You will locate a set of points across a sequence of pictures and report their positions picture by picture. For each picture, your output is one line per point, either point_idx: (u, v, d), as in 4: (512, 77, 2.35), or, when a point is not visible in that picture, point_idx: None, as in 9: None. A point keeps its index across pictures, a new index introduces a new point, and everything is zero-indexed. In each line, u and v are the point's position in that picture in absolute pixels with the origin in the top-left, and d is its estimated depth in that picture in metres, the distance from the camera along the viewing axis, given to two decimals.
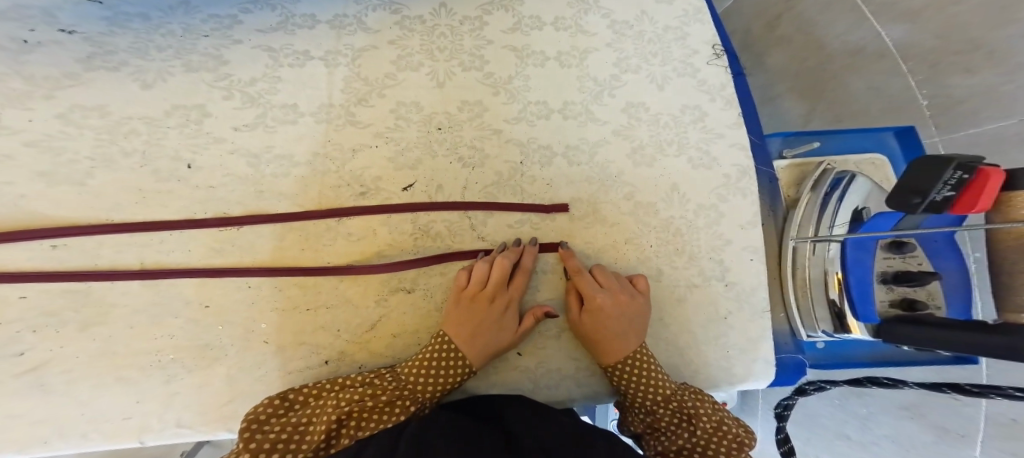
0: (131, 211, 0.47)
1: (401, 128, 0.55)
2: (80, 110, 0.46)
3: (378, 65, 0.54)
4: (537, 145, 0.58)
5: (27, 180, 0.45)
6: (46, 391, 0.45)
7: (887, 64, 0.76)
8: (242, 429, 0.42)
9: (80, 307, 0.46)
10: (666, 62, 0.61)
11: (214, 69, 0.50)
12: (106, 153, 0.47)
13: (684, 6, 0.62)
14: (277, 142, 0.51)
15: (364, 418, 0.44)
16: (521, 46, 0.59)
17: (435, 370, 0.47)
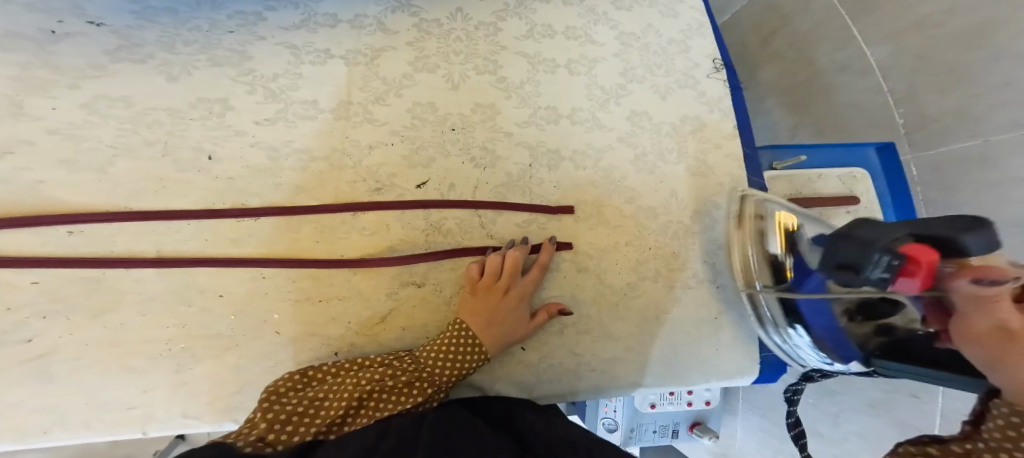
0: (148, 199, 0.47)
1: (416, 127, 0.56)
2: (105, 100, 0.47)
3: (396, 65, 0.56)
4: (546, 149, 0.60)
5: (47, 166, 0.45)
6: (54, 379, 0.44)
7: (870, 82, 0.80)
8: (262, 399, 0.43)
9: (91, 294, 0.45)
10: (670, 73, 0.64)
11: (238, 65, 0.51)
12: (126, 142, 0.47)
13: (688, 22, 0.65)
14: (297, 137, 0.52)
15: (382, 398, 0.45)
16: (533, 53, 0.61)
17: (454, 355, 0.49)
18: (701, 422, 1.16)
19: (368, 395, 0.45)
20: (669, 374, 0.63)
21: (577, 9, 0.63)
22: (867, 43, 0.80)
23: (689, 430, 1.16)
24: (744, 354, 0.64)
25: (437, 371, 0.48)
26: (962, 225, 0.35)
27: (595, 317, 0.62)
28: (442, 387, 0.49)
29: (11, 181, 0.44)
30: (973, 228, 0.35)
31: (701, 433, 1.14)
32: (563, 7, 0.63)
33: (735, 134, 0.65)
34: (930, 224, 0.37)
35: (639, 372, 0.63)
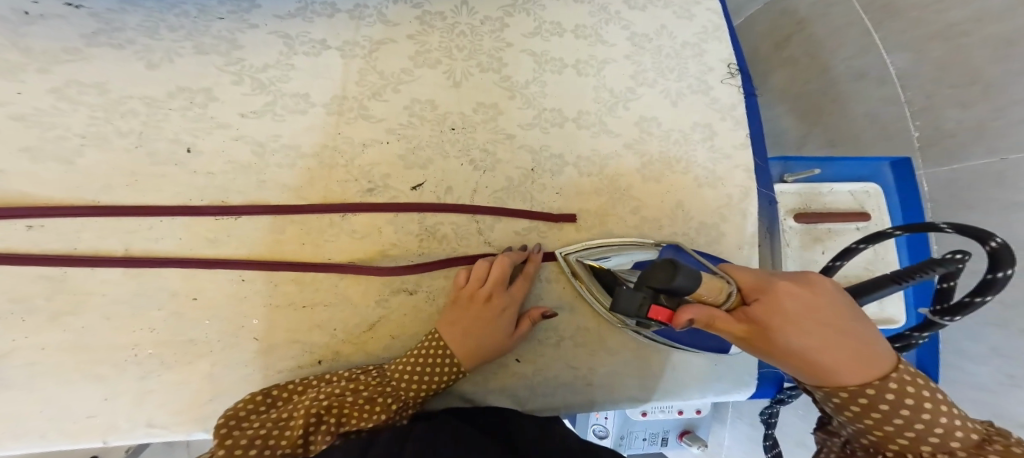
0: (120, 193, 0.44)
1: (414, 125, 0.53)
2: (76, 86, 0.43)
3: (395, 59, 0.53)
4: (549, 153, 0.57)
5: (7, 154, 0.41)
6: (11, 383, 0.41)
7: (889, 91, 0.77)
8: (218, 426, 0.41)
9: (54, 294, 0.42)
10: (683, 78, 0.61)
11: (225, 53, 0.47)
12: (99, 131, 0.44)
13: (704, 24, 0.62)
14: (286, 131, 0.48)
15: (344, 414, 0.42)
16: (540, 52, 0.58)
17: (425, 365, 0.46)
18: (690, 431, 1.17)
19: (328, 411, 0.42)
20: (664, 389, 0.61)
21: (588, 7, 0.60)
22: (889, 51, 0.77)
23: (678, 438, 1.17)
24: (742, 369, 0.64)
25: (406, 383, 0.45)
26: (671, 271, 0.33)
27: (593, 330, 0.59)
28: (412, 401, 0.45)
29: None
30: (682, 272, 0.33)
31: (690, 441, 1.15)
32: (574, 4, 0.60)
33: (749, 144, 0.62)
34: (648, 276, 0.35)
35: (634, 386, 0.61)
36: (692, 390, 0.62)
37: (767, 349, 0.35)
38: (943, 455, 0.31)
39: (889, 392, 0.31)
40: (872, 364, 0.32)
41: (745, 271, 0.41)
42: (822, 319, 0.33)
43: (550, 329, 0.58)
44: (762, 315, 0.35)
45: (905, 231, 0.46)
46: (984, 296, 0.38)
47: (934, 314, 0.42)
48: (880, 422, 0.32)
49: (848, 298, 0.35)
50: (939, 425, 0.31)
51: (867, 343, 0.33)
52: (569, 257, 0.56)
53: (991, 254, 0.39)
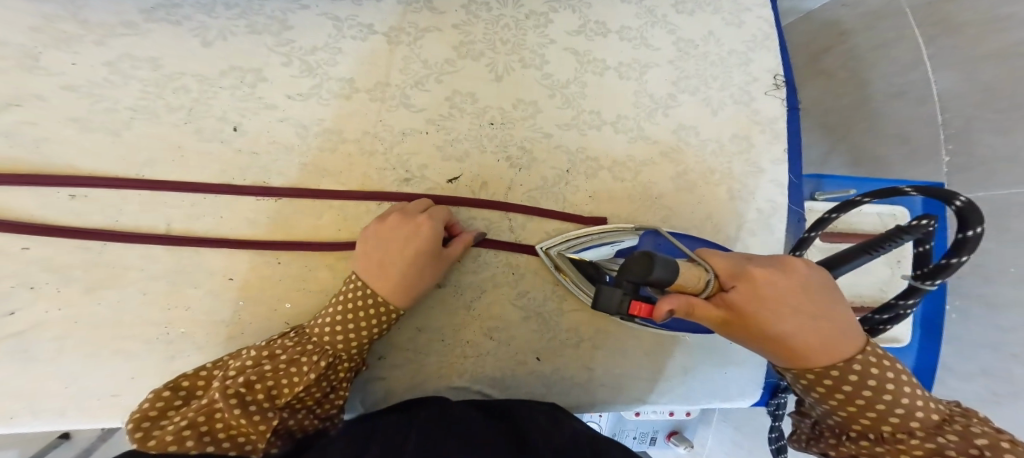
0: (164, 169, 0.43)
1: (454, 117, 0.53)
2: (131, 61, 0.43)
3: (440, 49, 0.53)
4: (585, 156, 0.57)
5: (56, 123, 0.41)
6: (49, 354, 0.41)
7: (927, 111, 0.76)
8: (131, 429, 0.36)
9: (91, 267, 0.42)
10: (727, 87, 0.60)
11: (277, 34, 0.47)
12: (149, 106, 0.43)
13: (753, 32, 0.61)
14: (330, 116, 0.48)
15: (272, 385, 0.40)
16: (583, 51, 0.57)
17: (350, 320, 0.42)
18: (678, 432, 1.21)
19: (250, 385, 0.39)
20: (679, 393, 0.62)
21: (634, 8, 0.58)
22: (935, 69, 0.75)
23: (666, 438, 1.20)
24: (752, 381, 0.64)
25: (331, 339, 0.42)
26: (647, 264, 0.30)
27: (612, 332, 0.60)
28: (342, 358, 0.43)
29: (15, 136, 0.41)
30: (662, 265, 0.31)
31: (678, 442, 1.19)
32: (621, 4, 0.58)
33: (786, 160, 0.60)
34: (626, 271, 0.32)
35: (649, 390, 0.61)
36: (701, 396, 0.63)
37: (747, 336, 0.36)
38: (903, 434, 0.34)
39: (852, 373, 0.34)
40: (837, 349, 0.35)
41: (718, 255, 0.40)
42: (796, 305, 0.35)
43: (572, 330, 0.58)
44: (742, 303, 0.36)
45: (874, 197, 0.45)
46: (961, 256, 0.38)
47: (915, 279, 0.41)
48: (846, 402, 0.35)
49: (821, 280, 0.37)
50: (901, 406, 0.34)
51: (836, 327, 0.35)
52: (550, 251, 0.55)
53: (959, 213, 0.38)
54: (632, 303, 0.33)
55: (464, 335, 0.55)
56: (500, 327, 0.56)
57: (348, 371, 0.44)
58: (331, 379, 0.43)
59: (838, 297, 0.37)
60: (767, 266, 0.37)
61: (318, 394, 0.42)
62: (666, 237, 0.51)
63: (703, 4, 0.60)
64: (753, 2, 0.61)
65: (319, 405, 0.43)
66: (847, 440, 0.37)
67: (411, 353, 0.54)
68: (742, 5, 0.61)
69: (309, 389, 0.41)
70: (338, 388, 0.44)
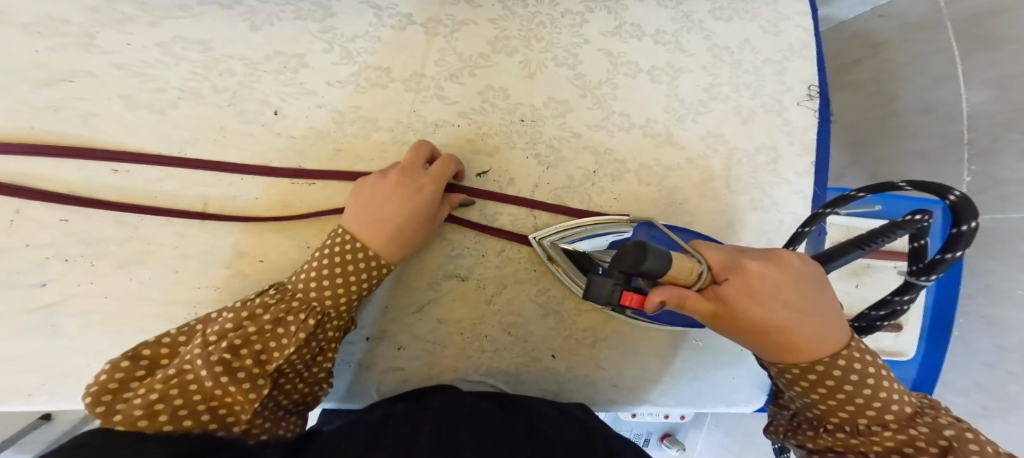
0: (204, 149, 0.44)
1: (485, 111, 0.53)
2: (183, 42, 0.44)
3: (475, 42, 0.53)
4: (612, 158, 0.57)
5: (103, 99, 0.42)
6: (81, 328, 0.42)
7: (955, 129, 0.76)
8: (91, 404, 0.33)
9: (127, 243, 0.42)
10: (759, 95, 0.60)
11: (320, 20, 0.47)
12: (195, 87, 0.44)
13: (791, 41, 0.60)
14: (366, 104, 0.48)
15: (258, 348, 0.38)
16: (616, 52, 0.57)
17: (338, 275, 0.41)
18: (671, 434, 1.18)
19: (233, 348, 0.37)
20: (688, 397, 0.63)
21: (671, 12, 0.58)
22: (970, 86, 0.74)
23: (659, 440, 1.18)
24: (760, 389, 0.65)
25: (318, 295, 0.40)
26: (641, 253, 0.31)
27: (627, 334, 0.60)
28: (331, 316, 0.41)
29: (64, 109, 0.41)
30: (651, 254, 0.31)
31: (670, 444, 1.17)
32: (657, 7, 0.58)
33: (812, 173, 0.60)
34: (618, 261, 0.32)
35: (659, 392, 0.62)
36: (707, 399, 0.64)
37: (735, 326, 0.38)
38: (877, 426, 0.36)
39: (835, 368, 0.36)
40: (824, 343, 0.37)
41: (711, 247, 0.41)
42: (784, 299, 0.37)
43: (588, 329, 0.59)
44: (734, 297, 0.37)
45: (869, 192, 0.46)
46: (955, 251, 0.39)
47: (911, 275, 0.43)
48: (825, 396, 0.37)
49: (812, 276, 0.39)
50: (877, 399, 0.36)
51: (822, 322, 0.37)
52: (543, 241, 0.54)
53: (952, 207, 0.40)
54: (625, 294, 0.33)
55: (481, 329, 0.55)
56: (519, 323, 0.56)
57: (336, 331, 0.43)
58: (320, 338, 0.41)
59: (827, 293, 0.39)
60: (759, 260, 0.39)
61: (307, 357, 0.41)
62: (661, 230, 0.52)
63: (740, 11, 0.59)
64: (793, 10, 0.60)
65: (306, 369, 0.42)
66: (824, 432, 0.39)
67: (430, 344, 0.54)
68: (781, 13, 0.60)
69: (298, 350, 0.39)
70: (325, 350, 0.43)
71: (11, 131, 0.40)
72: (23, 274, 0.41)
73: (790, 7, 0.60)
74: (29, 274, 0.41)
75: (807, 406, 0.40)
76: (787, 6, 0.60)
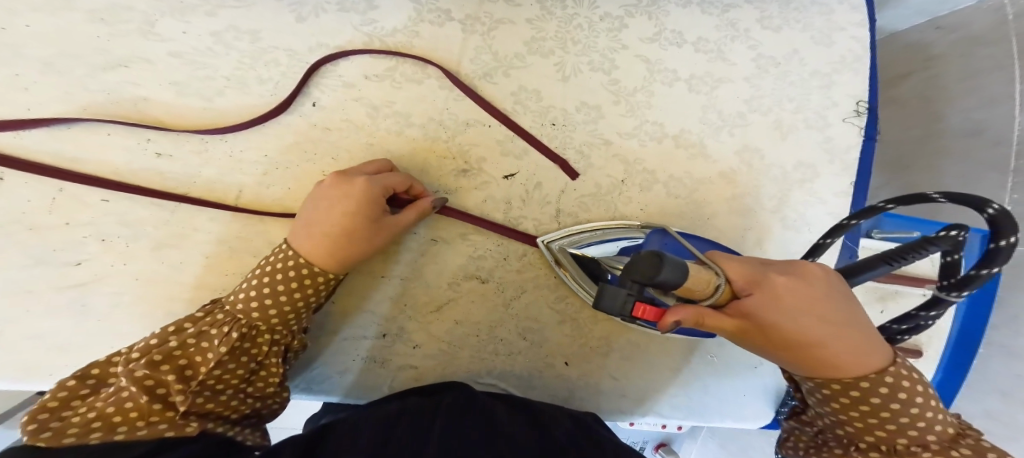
0: (245, 136, 0.45)
1: (516, 113, 0.53)
2: (235, 32, 0.45)
3: (511, 42, 0.52)
4: (641, 168, 0.55)
5: (155, 84, 0.44)
6: (108, 309, 0.43)
7: (1000, 154, 0.74)
8: (24, 421, 0.32)
9: (161, 225, 0.43)
10: (802, 111, 0.57)
11: (362, 13, 0.47)
12: (243, 76, 0.45)
13: (842, 54, 0.58)
14: (399, 99, 0.48)
15: (185, 364, 0.38)
16: (654, 59, 0.55)
17: (264, 286, 0.39)
18: (666, 444, 1.17)
19: (154, 365, 0.37)
20: (701, 413, 0.62)
21: (715, 20, 0.56)
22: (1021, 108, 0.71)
23: (654, 449, 1.17)
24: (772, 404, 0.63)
25: (243, 309, 0.39)
26: (655, 264, 0.30)
27: (641, 345, 0.59)
28: (258, 328, 0.40)
29: (119, 93, 0.43)
30: (667, 265, 0.30)
31: (666, 454, 1.16)
32: (701, 15, 0.56)
33: (851, 194, 0.58)
34: (631, 269, 0.32)
35: (670, 406, 0.61)
36: (717, 417, 0.62)
37: (767, 346, 0.37)
38: (916, 447, 0.35)
39: (883, 385, 0.35)
40: (869, 359, 0.35)
41: (732, 259, 0.40)
42: (821, 315, 0.36)
43: (603, 337, 0.58)
44: (763, 314, 0.36)
45: (897, 204, 0.43)
46: (991, 267, 0.36)
47: (941, 291, 0.39)
48: (865, 414, 0.36)
49: (841, 290, 0.38)
50: (922, 420, 0.35)
51: (863, 338, 0.36)
52: (552, 245, 0.53)
53: (992, 221, 0.36)
54: (638, 306, 0.32)
55: (498, 332, 0.55)
56: (535, 328, 0.56)
57: (272, 345, 0.41)
58: (252, 355, 0.40)
59: (858, 307, 0.38)
60: (786, 274, 0.38)
61: (241, 372, 0.40)
62: (674, 237, 0.51)
63: (791, 21, 0.57)
64: (847, 21, 0.58)
65: (248, 384, 0.41)
66: (855, 452, 0.37)
67: (444, 345, 0.53)
68: (835, 24, 0.58)
69: (227, 367, 0.39)
70: (267, 365, 0.42)
71: (71, 112, 0.42)
72: (61, 251, 0.42)
73: (844, 18, 0.58)
74: (64, 252, 0.42)
75: (836, 422, 0.38)
76: (841, 16, 0.58)
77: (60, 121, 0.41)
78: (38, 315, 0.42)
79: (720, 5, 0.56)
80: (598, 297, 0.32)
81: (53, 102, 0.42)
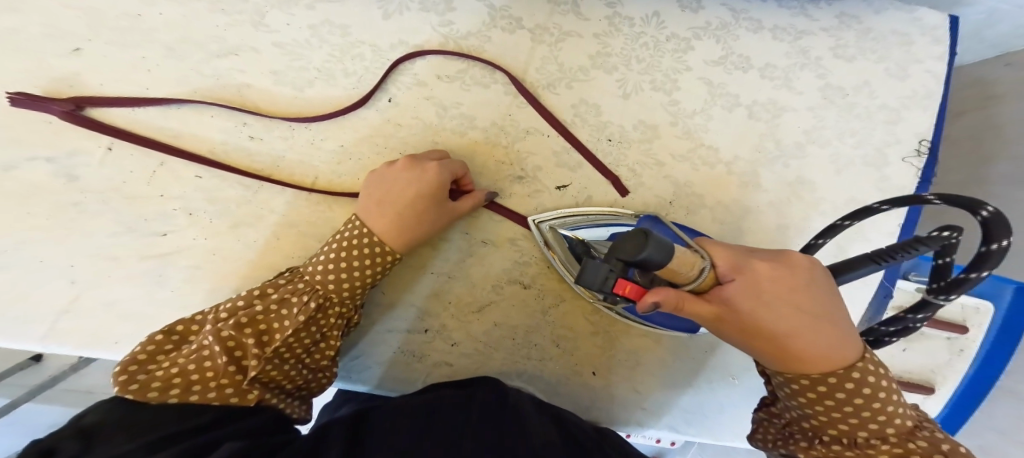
0: (326, 128, 0.48)
1: (575, 125, 0.53)
2: (329, 26, 0.49)
3: (577, 55, 0.53)
4: (690, 191, 0.56)
5: (259, 73, 0.48)
6: (181, 283, 0.47)
7: None
8: (117, 372, 0.37)
9: (240, 205, 0.48)
10: (862, 145, 0.56)
11: (441, 14, 0.50)
12: (331, 69, 0.49)
13: (912, 89, 0.56)
14: (465, 101, 0.50)
15: (264, 329, 0.41)
16: (716, 83, 0.55)
17: (343, 259, 0.42)
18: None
19: (240, 327, 0.40)
20: (722, 438, 0.61)
21: (786, 47, 0.55)
22: None
23: None
24: None
25: (322, 280, 0.42)
26: (641, 241, 0.29)
27: (669, 368, 0.58)
28: (332, 300, 0.43)
29: (226, 79, 0.48)
30: (654, 242, 0.28)
31: None
32: (772, 41, 0.55)
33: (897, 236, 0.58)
34: (616, 247, 0.30)
35: (692, 425, 0.60)
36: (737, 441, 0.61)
37: (738, 331, 0.37)
38: (876, 439, 0.35)
39: (849, 381, 0.34)
40: (839, 354, 0.35)
41: (719, 245, 0.40)
42: (795, 305, 0.36)
43: (631, 351, 0.58)
44: (738, 297, 0.36)
45: (892, 205, 0.43)
46: (981, 271, 0.37)
47: (931, 293, 0.39)
48: (830, 408, 0.35)
49: (825, 285, 0.37)
50: (884, 414, 0.34)
51: (836, 332, 0.35)
52: (541, 225, 0.52)
53: (986, 224, 0.36)
54: (621, 282, 0.29)
55: (533, 337, 0.56)
56: (569, 337, 0.56)
57: (338, 318, 0.43)
58: (321, 325, 0.42)
59: (837, 302, 0.37)
60: (770, 263, 0.38)
61: (307, 343, 0.42)
62: (665, 224, 0.49)
63: (867, 51, 0.56)
64: (926, 53, 0.56)
65: (308, 355, 0.43)
66: (818, 445, 0.37)
67: (483, 345, 0.54)
68: (912, 56, 0.56)
69: (298, 334, 0.41)
70: (328, 336, 0.43)
71: (182, 93, 0.48)
72: (153, 222, 0.47)
73: (924, 50, 0.56)
74: (153, 222, 0.47)
75: (799, 413, 0.38)
76: (921, 49, 0.56)
77: (173, 101, 0.47)
78: (124, 281, 0.47)
79: (795, 31, 0.55)
80: (580, 273, 0.30)
81: (171, 84, 0.48)
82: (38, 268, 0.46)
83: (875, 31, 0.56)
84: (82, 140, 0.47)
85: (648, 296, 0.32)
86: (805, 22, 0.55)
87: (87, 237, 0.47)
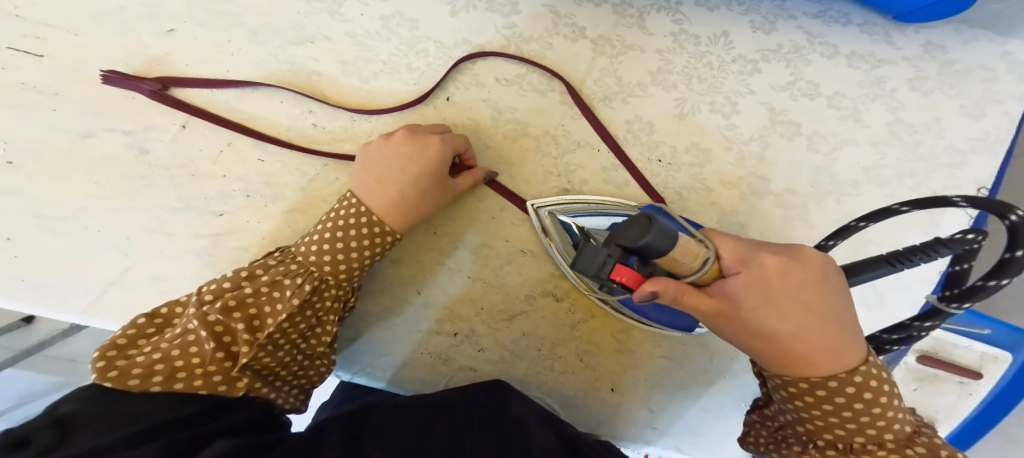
0: (387, 123, 0.49)
1: (627, 141, 0.52)
2: (399, 19, 0.49)
3: (637, 68, 0.52)
4: (735, 220, 0.54)
5: (328, 61, 0.49)
6: (228, 263, 0.49)
7: None
8: (96, 357, 0.36)
9: (292, 191, 0.49)
10: (922, 188, 0.53)
11: (506, 15, 0.50)
12: (397, 62, 0.50)
13: (985, 130, 0.53)
14: (520, 106, 0.50)
15: (253, 314, 0.41)
16: (780, 109, 0.53)
17: (337, 240, 0.43)
18: None
19: (228, 311, 0.40)
20: None
21: (861, 76, 0.53)
22: None
23: None
24: None
25: (317, 260, 0.42)
26: (643, 227, 0.27)
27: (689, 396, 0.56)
28: (327, 283, 0.43)
29: (298, 66, 0.49)
30: (657, 229, 0.27)
31: None
32: (847, 68, 0.53)
33: None
34: (618, 231, 0.29)
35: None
36: None
37: (737, 327, 0.35)
38: (872, 445, 0.33)
39: (850, 385, 0.33)
40: (840, 356, 0.33)
41: (726, 238, 0.38)
42: (799, 305, 0.34)
43: (654, 374, 0.55)
44: (740, 292, 0.35)
45: (913, 206, 0.39)
46: (1001, 279, 0.32)
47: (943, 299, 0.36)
48: (827, 413, 0.34)
49: (833, 284, 0.35)
50: (882, 419, 0.33)
51: (840, 334, 0.34)
52: (541, 211, 0.50)
53: (1009, 229, 0.32)
54: (621, 269, 0.28)
55: (559, 350, 0.55)
56: (595, 353, 0.55)
57: (334, 301, 0.44)
58: (316, 308, 0.43)
59: (843, 303, 0.35)
60: (778, 257, 0.36)
61: (303, 326, 0.42)
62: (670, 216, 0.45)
63: (946, 85, 0.53)
64: (1008, 93, 0.52)
65: (303, 340, 0.43)
66: (813, 450, 0.35)
67: (508, 352, 0.54)
68: (993, 94, 0.52)
69: (293, 319, 0.41)
70: (322, 321, 0.44)
71: (257, 77, 0.49)
72: (211, 201, 0.49)
73: (1007, 88, 0.52)
74: (212, 201, 0.49)
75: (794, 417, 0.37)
76: (1005, 87, 0.52)
77: (246, 84, 0.49)
78: (174, 258, 0.49)
79: (872, 59, 0.53)
80: (579, 252, 0.29)
81: (245, 68, 0.49)
82: (92, 238, 0.49)
83: (960, 62, 0.52)
84: (155, 116, 0.49)
85: (646, 286, 0.31)
86: (888, 50, 0.53)
87: (148, 209, 0.49)
